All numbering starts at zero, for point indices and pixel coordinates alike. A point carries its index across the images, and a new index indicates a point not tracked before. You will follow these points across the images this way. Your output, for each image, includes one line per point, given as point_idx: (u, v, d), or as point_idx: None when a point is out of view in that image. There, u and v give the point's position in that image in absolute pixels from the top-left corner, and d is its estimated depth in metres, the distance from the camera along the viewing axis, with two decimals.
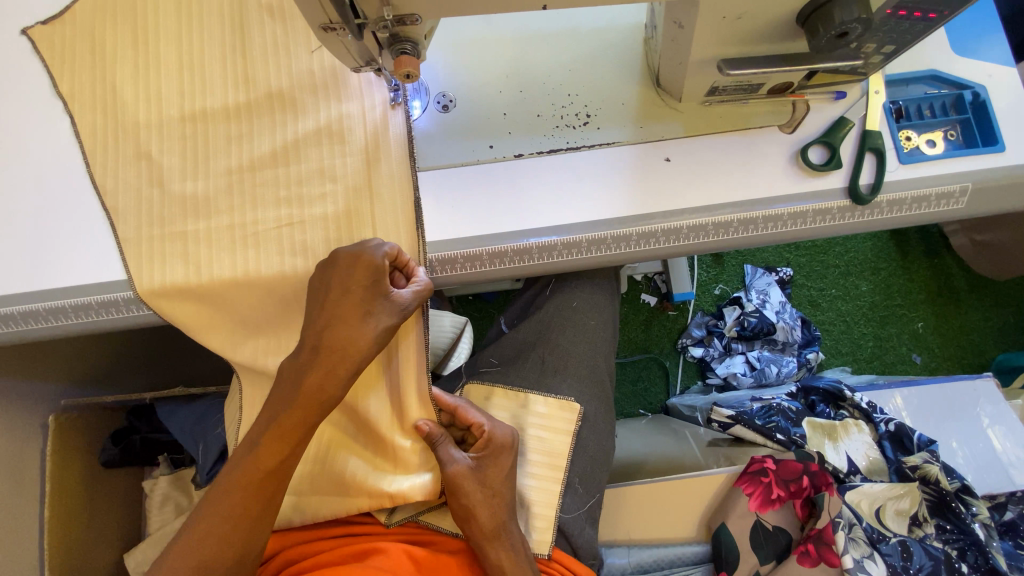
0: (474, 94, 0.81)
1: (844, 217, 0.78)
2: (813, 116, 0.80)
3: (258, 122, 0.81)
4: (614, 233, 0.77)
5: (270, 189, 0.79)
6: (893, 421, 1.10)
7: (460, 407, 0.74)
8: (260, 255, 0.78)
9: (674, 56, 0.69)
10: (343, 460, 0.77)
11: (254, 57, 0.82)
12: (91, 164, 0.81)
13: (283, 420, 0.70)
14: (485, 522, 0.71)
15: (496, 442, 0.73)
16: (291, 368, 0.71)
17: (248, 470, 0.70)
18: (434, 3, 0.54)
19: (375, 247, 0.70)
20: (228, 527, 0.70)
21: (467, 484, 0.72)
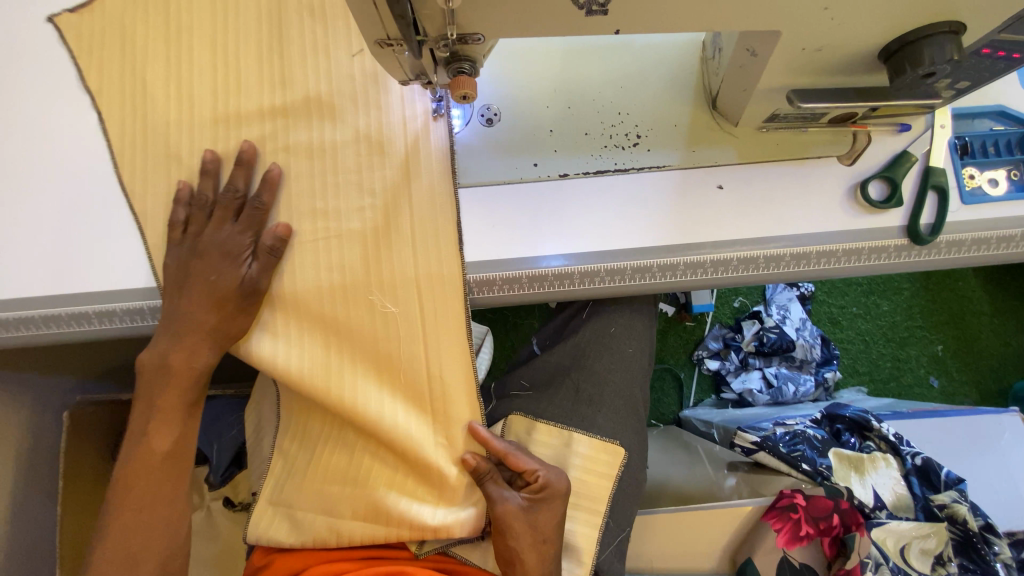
0: (520, 107, 0.78)
1: (901, 256, 0.75)
2: (874, 149, 0.76)
3: (293, 127, 0.77)
4: (660, 262, 0.74)
5: (303, 198, 0.76)
6: (921, 456, 1.08)
7: (511, 454, 0.73)
8: (294, 268, 0.75)
9: (740, 82, 0.66)
10: (384, 488, 0.78)
11: (291, 59, 0.78)
12: (119, 163, 0.78)
13: (162, 402, 0.76)
14: (532, 567, 0.71)
15: (551, 487, 0.72)
16: (155, 355, 0.75)
17: (145, 455, 0.76)
18: (501, 25, 0.50)
19: (266, 234, 0.73)
20: (146, 509, 0.75)
21: (516, 524, 0.72)
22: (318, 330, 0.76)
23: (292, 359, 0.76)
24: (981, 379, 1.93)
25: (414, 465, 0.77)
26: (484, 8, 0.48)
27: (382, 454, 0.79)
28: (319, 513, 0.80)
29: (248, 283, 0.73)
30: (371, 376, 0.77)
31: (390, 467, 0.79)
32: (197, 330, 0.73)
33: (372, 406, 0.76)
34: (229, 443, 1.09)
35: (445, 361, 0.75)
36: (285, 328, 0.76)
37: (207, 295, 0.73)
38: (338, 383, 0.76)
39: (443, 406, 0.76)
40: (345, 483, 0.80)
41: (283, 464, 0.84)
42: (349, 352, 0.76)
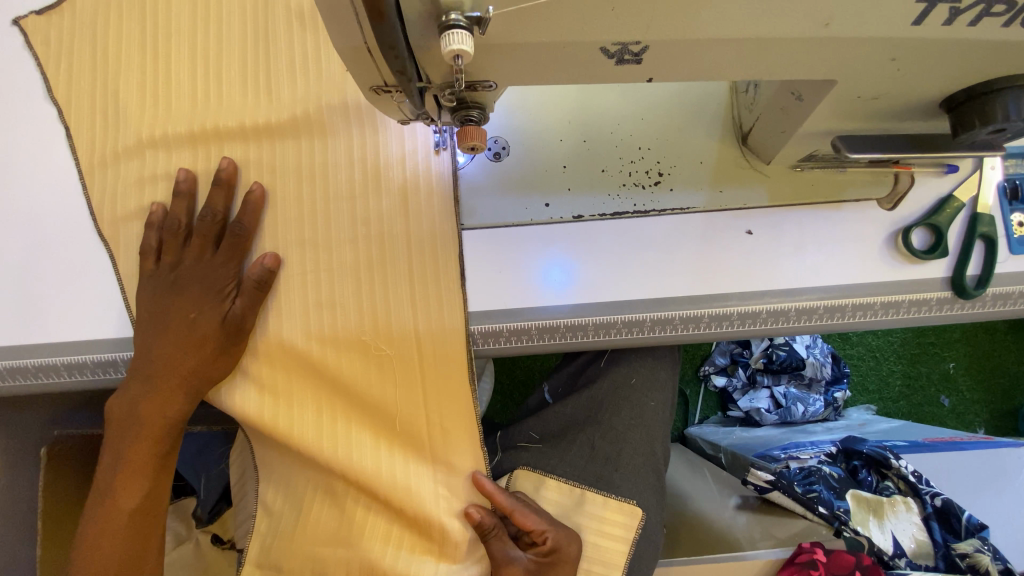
0: (531, 139, 0.71)
1: (942, 309, 0.69)
2: (917, 191, 0.70)
3: (280, 157, 0.70)
4: (682, 313, 0.67)
5: (291, 239, 0.69)
6: (940, 497, 1.03)
7: (518, 512, 0.67)
8: (282, 315, 0.69)
9: (778, 124, 0.59)
10: (380, 548, 0.73)
11: (280, 81, 0.71)
12: (89, 193, 0.71)
13: (132, 454, 0.69)
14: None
15: (560, 552, 0.68)
16: (123, 403, 0.68)
17: (112, 512, 0.69)
18: (515, 73, 0.43)
19: (252, 267, 0.66)
20: (116, 567, 0.70)
21: None
22: (309, 378, 0.70)
23: (281, 415, 0.70)
24: (992, 398, 1.88)
25: (413, 525, 0.72)
26: (496, 55, 0.40)
27: (373, 513, 0.74)
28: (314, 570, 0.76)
29: (233, 321, 0.67)
30: (364, 427, 0.71)
31: (384, 526, 0.73)
32: (172, 376, 0.67)
33: (365, 460, 0.70)
34: (218, 475, 1.05)
35: (448, 416, 0.70)
36: (272, 378, 0.70)
37: (184, 335, 0.66)
38: (331, 440, 0.70)
39: (444, 461, 0.70)
40: (337, 542, 0.75)
41: (270, 520, 0.78)
42: (346, 405, 0.71)
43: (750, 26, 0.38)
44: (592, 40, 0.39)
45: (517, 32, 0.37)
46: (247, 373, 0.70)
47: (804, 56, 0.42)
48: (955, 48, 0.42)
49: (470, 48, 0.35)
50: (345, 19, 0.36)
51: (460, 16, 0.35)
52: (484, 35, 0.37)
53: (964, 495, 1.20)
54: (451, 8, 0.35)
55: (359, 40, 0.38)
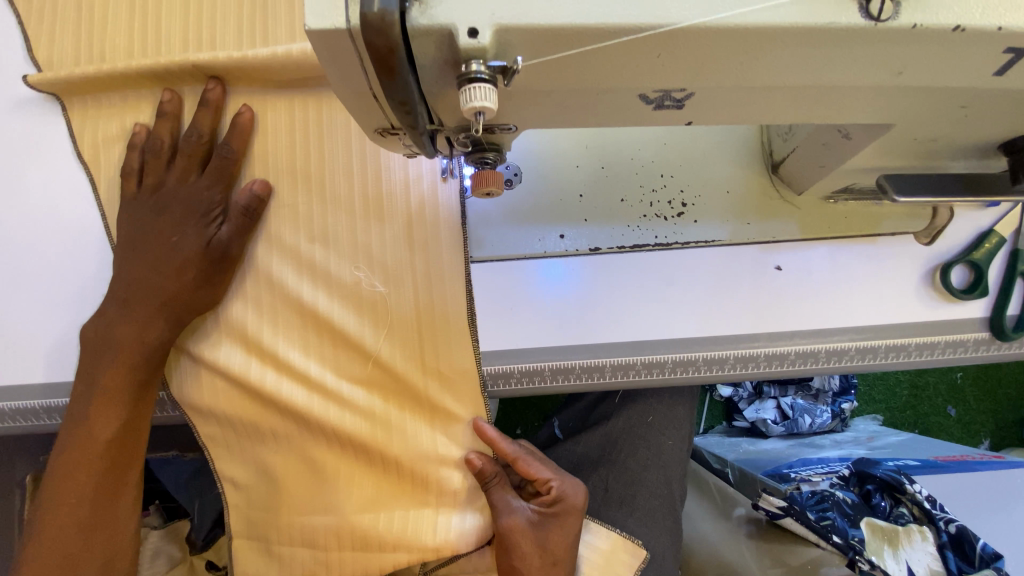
0: (546, 167, 0.66)
1: (977, 350, 0.66)
2: (956, 225, 0.65)
3: (274, 172, 0.64)
4: (706, 354, 0.63)
5: (288, 266, 0.64)
6: (955, 523, 0.98)
7: (521, 459, 0.64)
8: (282, 353, 0.65)
9: (817, 157, 0.55)
10: (370, 515, 0.68)
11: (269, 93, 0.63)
12: (73, 215, 0.67)
13: (106, 383, 0.61)
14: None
15: (566, 501, 0.65)
16: (98, 327, 0.61)
17: (85, 444, 0.61)
18: (540, 117, 0.38)
19: (241, 194, 0.62)
20: (89, 506, 0.62)
21: (522, 542, 0.63)
22: (297, 327, 0.65)
23: (268, 375, 0.65)
24: (998, 409, 1.77)
25: (410, 482, 0.67)
26: (520, 101, 0.35)
27: (360, 480, 0.68)
28: (299, 546, 0.70)
29: (217, 248, 0.61)
30: (358, 380, 0.65)
31: (370, 495, 0.68)
32: (152, 298, 0.61)
33: (359, 402, 0.65)
34: (214, 500, 0.99)
35: (450, 394, 0.64)
36: (256, 330, 0.65)
37: (165, 259, 0.61)
38: (323, 407, 0.65)
39: (442, 410, 0.64)
40: (322, 506, 0.69)
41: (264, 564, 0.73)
42: (337, 370, 0.65)
43: (814, 72, 0.33)
44: (629, 87, 0.34)
45: (543, 77, 0.33)
46: (232, 323, 0.65)
47: (865, 103, 0.37)
48: None
49: (494, 104, 0.30)
50: (347, 64, 0.31)
51: (482, 65, 0.30)
52: (508, 85, 0.32)
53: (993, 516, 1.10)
54: (472, 55, 0.29)
55: (363, 86, 0.33)
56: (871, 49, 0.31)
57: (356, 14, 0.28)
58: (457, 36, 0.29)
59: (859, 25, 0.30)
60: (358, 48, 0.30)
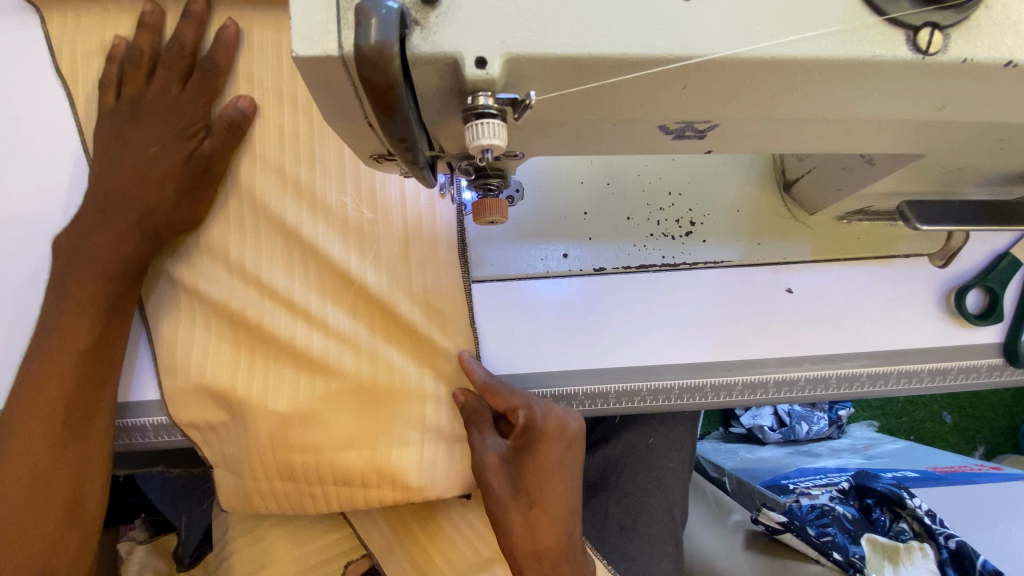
0: (550, 183, 0.63)
1: (990, 376, 0.64)
2: (971, 247, 0.63)
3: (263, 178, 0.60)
4: (714, 380, 0.60)
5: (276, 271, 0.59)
6: (955, 538, 0.94)
7: (489, 388, 0.55)
8: (266, 309, 0.59)
9: (833, 179, 0.53)
10: (350, 454, 0.59)
11: (259, 95, 0.60)
12: (35, 231, 0.61)
13: (78, 288, 0.55)
14: (518, 527, 0.54)
15: (534, 434, 0.54)
16: (72, 240, 0.56)
17: (57, 352, 0.55)
18: (548, 144, 0.35)
19: (226, 108, 0.58)
20: (60, 424, 0.54)
21: (496, 482, 0.55)
22: (282, 247, 0.59)
23: (249, 299, 0.59)
24: (992, 415, 1.67)
25: (392, 419, 0.59)
26: (529, 131, 0.32)
27: (338, 418, 0.59)
28: (281, 481, 0.61)
29: (199, 161, 0.57)
30: (343, 306, 0.59)
31: (350, 426, 0.59)
32: (127, 210, 0.56)
33: (343, 328, 0.59)
34: (201, 515, 0.97)
35: (438, 325, 0.60)
36: (240, 253, 0.60)
37: (143, 170, 0.56)
38: (308, 339, 0.59)
39: (427, 340, 0.59)
40: (296, 446, 0.59)
41: None
42: (322, 292, 0.59)
43: (850, 105, 0.30)
44: (650, 118, 0.31)
45: (559, 109, 0.30)
46: (215, 251, 0.60)
47: (896, 136, 0.35)
48: None
49: (504, 141, 0.27)
50: (340, 93, 0.28)
51: (490, 98, 0.27)
52: (519, 119, 0.29)
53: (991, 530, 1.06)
54: (479, 87, 0.27)
55: (358, 115, 0.30)
56: (914, 83, 0.29)
57: (349, 40, 0.25)
58: (464, 66, 0.26)
59: (906, 59, 0.27)
60: (352, 76, 0.27)
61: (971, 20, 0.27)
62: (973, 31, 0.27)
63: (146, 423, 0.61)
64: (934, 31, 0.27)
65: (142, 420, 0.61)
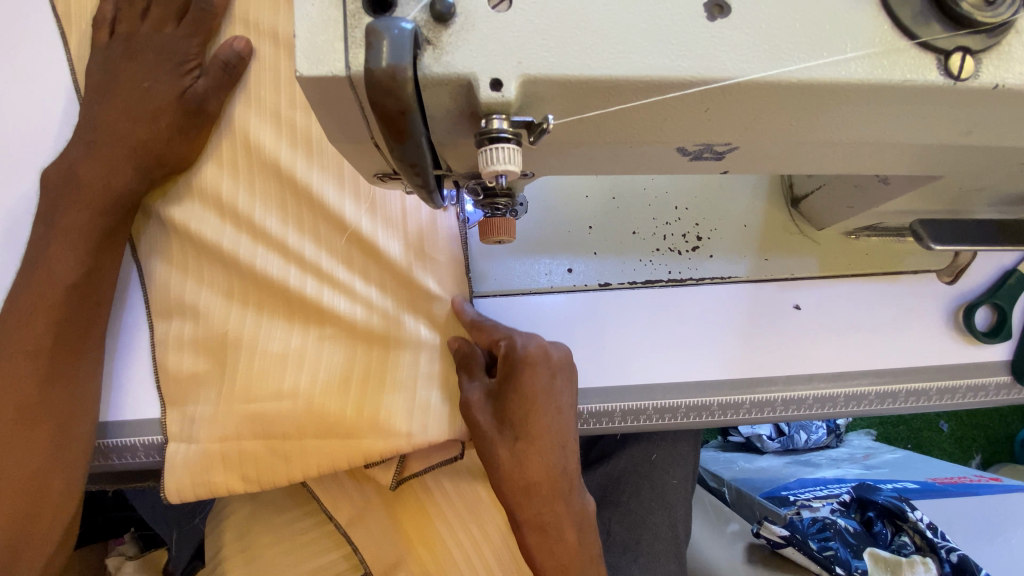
0: (554, 196, 0.62)
1: (999, 394, 0.63)
2: (979, 264, 0.62)
3: (262, 178, 0.57)
4: (721, 399, 0.59)
5: (271, 240, 0.56)
6: (957, 552, 0.93)
7: (477, 321, 0.54)
8: (257, 252, 0.56)
9: (845, 196, 0.52)
10: (337, 399, 0.55)
11: (256, 85, 0.57)
12: (16, 224, 0.58)
13: (67, 219, 0.53)
14: (511, 470, 0.48)
15: (514, 355, 0.49)
16: (61, 170, 0.54)
17: (44, 284, 0.52)
18: (561, 163, 0.33)
19: (221, 46, 0.55)
20: (47, 359, 0.51)
21: (479, 420, 0.49)
22: (275, 192, 0.57)
23: (241, 243, 0.56)
24: (988, 424, 1.67)
25: (387, 368, 0.56)
26: (542, 151, 0.31)
27: (330, 360, 0.56)
28: (259, 438, 0.56)
29: (192, 99, 0.54)
30: (337, 252, 0.56)
31: (341, 374, 0.55)
32: (118, 145, 0.53)
33: (336, 274, 0.56)
34: (192, 531, 0.94)
35: (433, 273, 0.57)
36: (233, 195, 0.57)
37: (134, 104, 0.53)
38: (301, 283, 0.56)
39: (422, 288, 0.57)
40: (282, 393, 0.55)
41: None
42: (314, 238, 0.57)
43: (874, 128, 0.29)
44: (668, 141, 0.30)
45: (575, 131, 0.28)
46: (207, 193, 0.57)
47: (918, 159, 0.34)
48: None
49: (518, 166, 0.26)
50: (345, 112, 0.27)
51: (505, 121, 0.25)
52: (533, 143, 0.28)
53: (991, 543, 1.06)
54: (493, 110, 0.25)
55: (363, 135, 0.29)
56: (942, 109, 0.28)
57: (358, 59, 0.24)
58: (478, 88, 0.25)
59: (937, 83, 0.26)
60: (359, 98, 0.25)
61: (1003, 46, 0.26)
62: (1005, 56, 0.26)
63: (135, 442, 0.57)
64: (966, 56, 0.26)
65: (129, 440, 0.57)
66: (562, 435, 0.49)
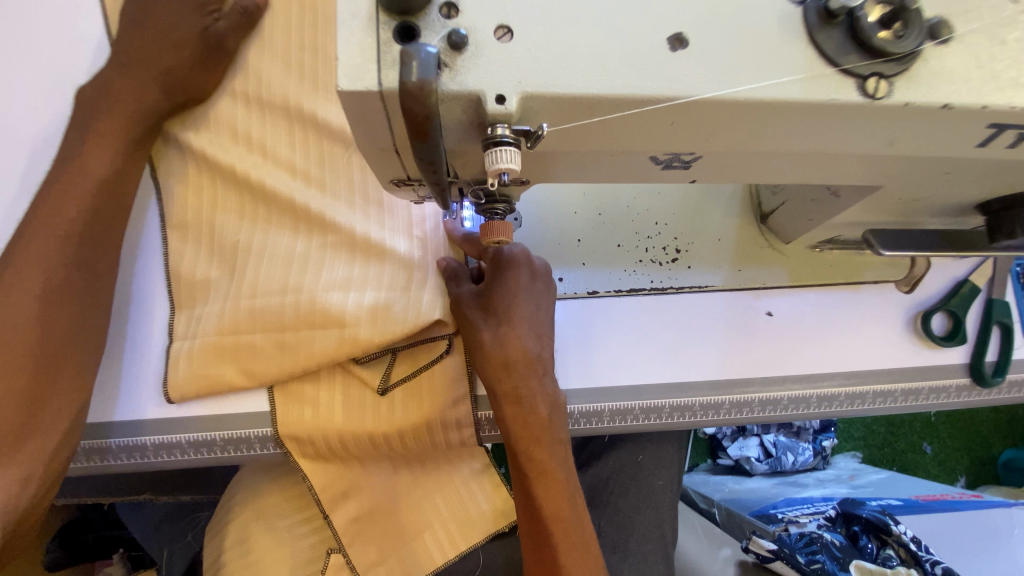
0: (545, 211, 0.68)
1: (960, 395, 0.68)
2: (933, 275, 0.68)
3: (272, 113, 0.63)
4: (703, 399, 0.63)
5: (280, 161, 0.62)
6: (943, 566, 0.95)
7: (467, 232, 0.60)
8: (267, 169, 0.62)
9: (806, 210, 0.57)
10: (338, 295, 0.58)
11: (269, 99, 0.63)
12: None
13: (100, 123, 0.58)
14: (491, 352, 0.55)
15: (499, 255, 0.56)
16: (94, 87, 0.60)
17: (77, 175, 0.56)
18: (555, 173, 0.39)
19: None
20: (73, 250, 0.55)
21: (467, 312, 0.56)
22: (283, 123, 0.63)
23: (252, 163, 0.62)
24: (971, 445, 1.70)
25: (381, 269, 0.60)
26: (538, 160, 0.37)
27: (332, 264, 0.60)
28: (258, 332, 0.58)
29: (213, 36, 0.61)
30: (340, 174, 0.62)
31: (341, 277, 0.59)
32: (147, 68, 0.60)
33: (338, 190, 0.62)
34: (184, 549, 0.92)
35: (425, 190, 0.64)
36: (247, 124, 0.63)
37: (162, 36, 0.60)
38: (306, 196, 0.61)
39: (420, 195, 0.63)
40: (286, 289, 0.59)
41: None
42: (319, 157, 0.62)
43: (810, 140, 0.35)
44: (642, 151, 0.36)
45: (565, 139, 0.34)
46: (224, 124, 0.64)
47: (859, 167, 0.39)
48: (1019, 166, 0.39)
49: (518, 166, 0.31)
50: (375, 123, 0.32)
51: (507, 129, 0.31)
52: (530, 148, 0.33)
53: (975, 558, 1.07)
54: (498, 120, 0.31)
55: (386, 141, 0.34)
56: (868, 122, 0.34)
57: (388, 78, 0.30)
58: (486, 102, 0.30)
59: (857, 101, 0.32)
60: (387, 109, 0.31)
61: (911, 71, 0.33)
62: (913, 80, 0.33)
63: (146, 443, 0.58)
64: (880, 80, 0.32)
65: (122, 441, 0.58)
66: (539, 323, 0.56)
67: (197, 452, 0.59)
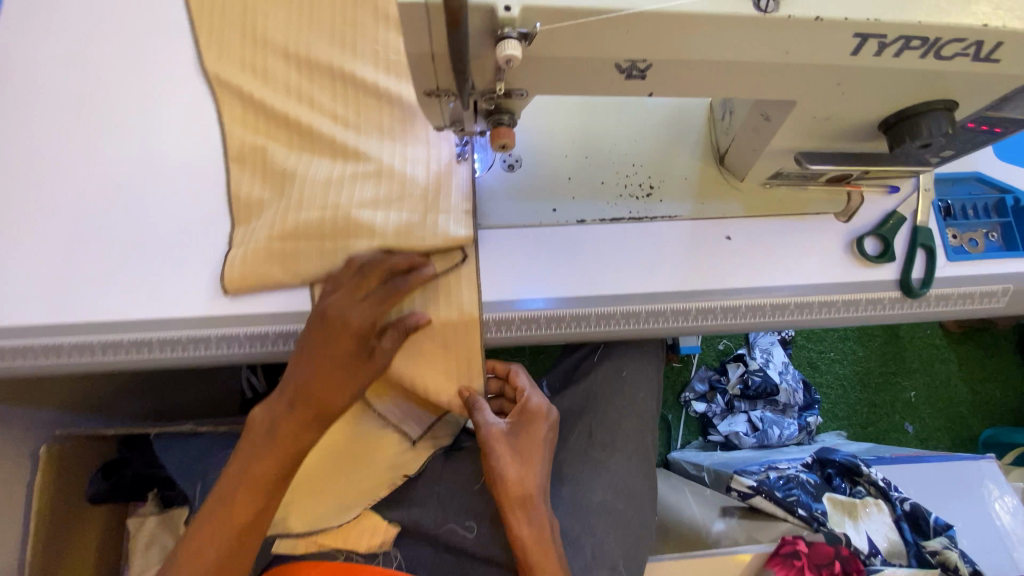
0: (540, 156, 0.82)
1: (894, 308, 0.80)
2: (867, 207, 0.82)
3: (317, 74, 0.78)
4: (674, 306, 0.76)
5: (323, 110, 0.77)
6: (910, 500, 1.03)
7: (512, 370, 0.77)
8: (312, 114, 0.76)
9: (751, 141, 0.71)
10: (369, 212, 0.71)
11: (315, 64, 0.78)
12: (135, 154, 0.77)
13: None
14: (514, 487, 0.72)
15: (534, 408, 0.75)
16: None
17: None
18: (545, 81, 0.53)
19: None
20: None
21: (499, 447, 0.72)
22: (329, 83, 0.78)
23: (301, 111, 0.76)
24: (950, 424, 1.71)
25: (406, 196, 0.73)
26: (531, 66, 0.50)
27: (362, 183, 0.72)
28: (303, 242, 0.71)
29: None
30: (373, 120, 0.77)
31: (371, 195, 0.72)
32: None
33: (371, 131, 0.76)
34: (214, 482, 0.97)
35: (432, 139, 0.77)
36: (298, 82, 0.78)
37: None
38: (344, 134, 0.75)
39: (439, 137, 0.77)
40: (325, 206, 0.71)
41: None
42: (355, 107, 0.77)
43: (728, 48, 0.49)
44: (608, 58, 0.50)
45: (551, 43, 0.47)
46: (277, 84, 0.78)
47: (771, 78, 0.53)
48: (888, 75, 0.53)
49: (519, 55, 0.45)
50: (418, 32, 0.46)
51: (513, 30, 0.45)
52: (529, 47, 0.47)
53: (945, 504, 1.10)
54: (506, 24, 0.45)
55: (424, 48, 0.47)
56: (768, 32, 0.48)
57: None
58: (497, 10, 0.44)
59: (755, 13, 0.46)
60: (429, 18, 0.45)
61: None
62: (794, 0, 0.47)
63: (210, 334, 0.70)
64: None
65: (179, 332, 0.70)
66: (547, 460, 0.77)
67: (253, 345, 0.72)
